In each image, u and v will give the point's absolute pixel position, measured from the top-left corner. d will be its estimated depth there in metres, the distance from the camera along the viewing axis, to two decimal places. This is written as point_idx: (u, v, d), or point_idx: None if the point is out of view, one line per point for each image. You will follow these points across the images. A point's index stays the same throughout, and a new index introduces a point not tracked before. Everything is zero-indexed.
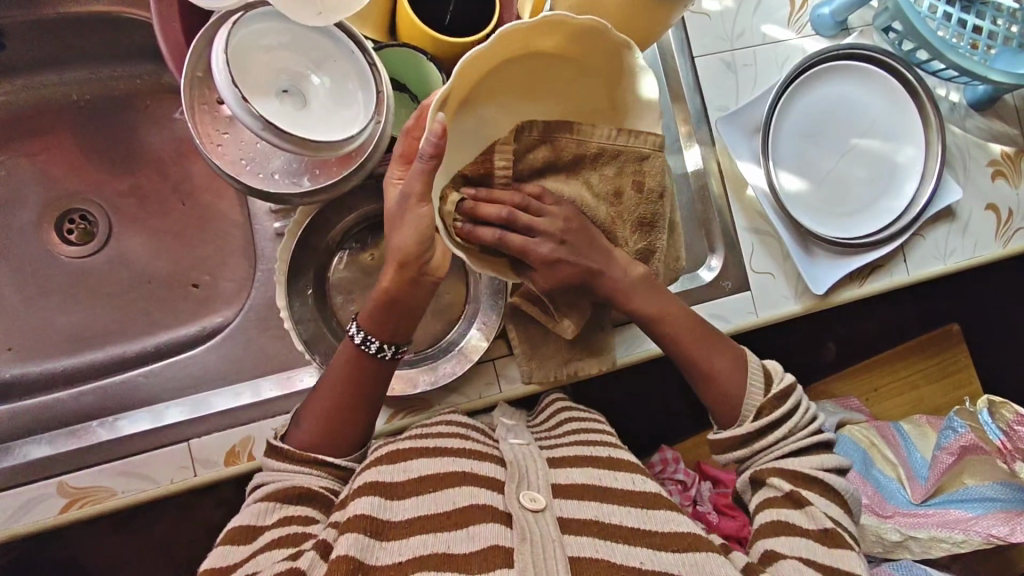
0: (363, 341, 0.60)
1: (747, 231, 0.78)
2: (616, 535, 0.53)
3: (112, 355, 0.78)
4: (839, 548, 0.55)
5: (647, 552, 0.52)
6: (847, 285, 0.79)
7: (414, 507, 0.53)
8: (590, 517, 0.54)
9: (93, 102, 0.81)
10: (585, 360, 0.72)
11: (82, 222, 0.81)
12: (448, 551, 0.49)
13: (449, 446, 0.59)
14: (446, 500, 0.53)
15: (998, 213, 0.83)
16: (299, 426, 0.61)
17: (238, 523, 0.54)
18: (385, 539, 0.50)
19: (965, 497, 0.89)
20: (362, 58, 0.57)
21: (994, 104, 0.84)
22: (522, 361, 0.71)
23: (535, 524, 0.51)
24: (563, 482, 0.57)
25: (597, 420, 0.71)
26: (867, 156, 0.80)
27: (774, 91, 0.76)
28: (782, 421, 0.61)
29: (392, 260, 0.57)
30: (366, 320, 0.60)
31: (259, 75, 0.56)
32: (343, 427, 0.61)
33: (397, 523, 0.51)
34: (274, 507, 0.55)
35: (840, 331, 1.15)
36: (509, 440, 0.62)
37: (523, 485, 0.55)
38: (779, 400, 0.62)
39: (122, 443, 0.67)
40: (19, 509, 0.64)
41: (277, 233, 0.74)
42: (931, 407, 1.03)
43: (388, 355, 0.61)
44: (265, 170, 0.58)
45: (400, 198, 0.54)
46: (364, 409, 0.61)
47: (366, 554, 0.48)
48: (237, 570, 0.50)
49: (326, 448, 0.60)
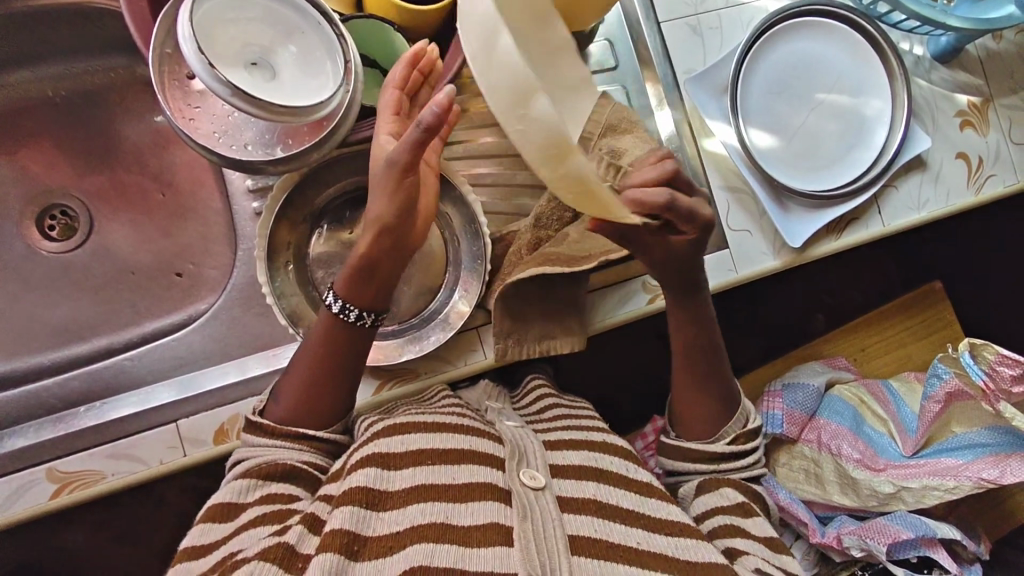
0: (341, 310, 0.59)
1: (722, 189, 0.79)
2: (613, 515, 0.53)
3: (98, 347, 0.78)
4: (782, 552, 0.58)
5: (642, 534, 0.53)
6: (823, 238, 0.80)
7: (413, 477, 0.53)
8: (588, 495, 0.54)
9: (68, 97, 0.82)
10: (560, 334, 0.72)
11: (63, 218, 0.82)
12: (449, 521, 0.50)
13: (451, 424, 0.60)
14: (446, 474, 0.53)
15: (969, 161, 0.84)
16: (278, 399, 0.61)
17: (218, 500, 0.54)
18: (381, 509, 0.50)
19: (954, 445, 0.90)
20: (330, 29, 0.58)
21: (957, 55, 0.86)
22: (500, 336, 0.69)
23: (536, 500, 0.51)
24: (559, 462, 0.58)
25: (586, 408, 0.73)
26: (835, 111, 0.81)
27: (739, 49, 0.78)
28: (747, 454, 0.67)
29: (371, 224, 0.55)
30: (343, 288, 0.59)
31: (229, 46, 0.56)
32: (323, 399, 0.61)
33: (394, 492, 0.52)
34: (256, 484, 0.55)
35: (825, 297, 1.16)
36: (503, 421, 0.64)
37: (523, 463, 0.56)
38: (750, 436, 0.68)
39: (110, 428, 0.67)
40: (10, 497, 0.64)
41: (256, 213, 0.74)
42: (919, 363, 1.04)
43: (366, 324, 0.60)
44: (239, 141, 0.59)
45: (386, 164, 0.53)
46: (342, 383, 0.62)
47: (361, 526, 0.49)
48: (217, 550, 0.50)
49: (304, 418, 0.60)
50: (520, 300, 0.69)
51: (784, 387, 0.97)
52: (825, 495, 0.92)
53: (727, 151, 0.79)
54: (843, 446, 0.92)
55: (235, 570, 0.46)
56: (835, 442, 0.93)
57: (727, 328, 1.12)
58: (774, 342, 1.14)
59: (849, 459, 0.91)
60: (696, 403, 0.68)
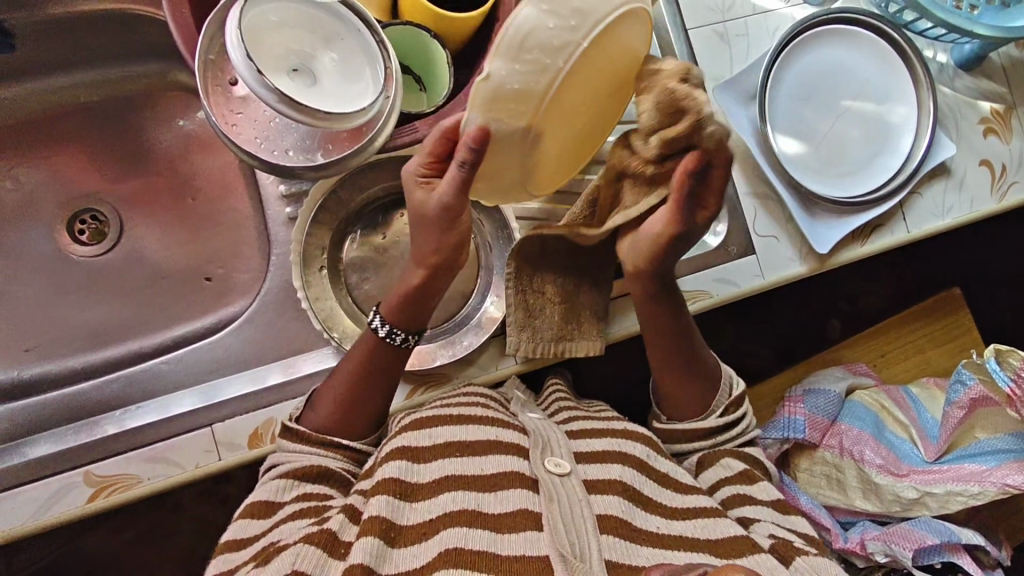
0: (388, 334, 0.61)
1: (749, 195, 0.80)
2: (635, 500, 0.53)
3: (129, 350, 0.78)
4: (791, 514, 0.59)
5: (661, 520, 0.53)
6: (848, 245, 0.81)
7: (441, 468, 0.53)
8: (613, 478, 0.54)
9: (100, 103, 0.82)
10: (576, 337, 0.72)
11: (94, 222, 0.82)
12: (479, 509, 0.49)
13: (476, 414, 0.60)
14: (475, 465, 0.53)
15: (992, 168, 0.85)
16: (316, 408, 0.62)
17: (256, 498, 0.55)
18: (412, 500, 0.51)
19: (978, 451, 0.89)
20: (371, 36, 0.59)
21: (981, 63, 0.86)
22: (514, 329, 0.68)
23: (562, 486, 0.50)
24: (583, 450, 0.58)
25: (606, 411, 0.72)
26: (861, 118, 0.82)
27: (768, 57, 0.78)
28: (735, 424, 0.67)
29: (421, 262, 0.58)
30: (388, 312, 0.61)
31: (272, 53, 0.57)
32: (362, 411, 0.62)
33: (424, 482, 0.52)
34: (291, 485, 0.56)
35: (843, 303, 1.16)
36: (526, 413, 0.63)
37: (548, 451, 0.55)
38: (736, 405, 0.68)
39: (144, 432, 0.68)
40: (48, 500, 0.64)
41: (290, 218, 0.74)
42: (939, 369, 1.04)
43: (411, 345, 0.62)
44: (280, 147, 0.59)
45: (439, 207, 0.53)
46: (382, 397, 0.63)
47: (396, 515, 0.49)
48: (256, 543, 0.50)
49: (343, 432, 0.61)
50: (537, 292, 0.69)
51: (806, 392, 0.97)
52: (847, 501, 0.93)
53: (754, 154, 0.79)
54: (865, 453, 0.92)
55: (277, 554, 0.46)
56: (857, 447, 0.92)
57: (747, 333, 1.13)
58: (793, 348, 1.14)
59: (872, 465, 0.91)
60: (673, 387, 0.68)
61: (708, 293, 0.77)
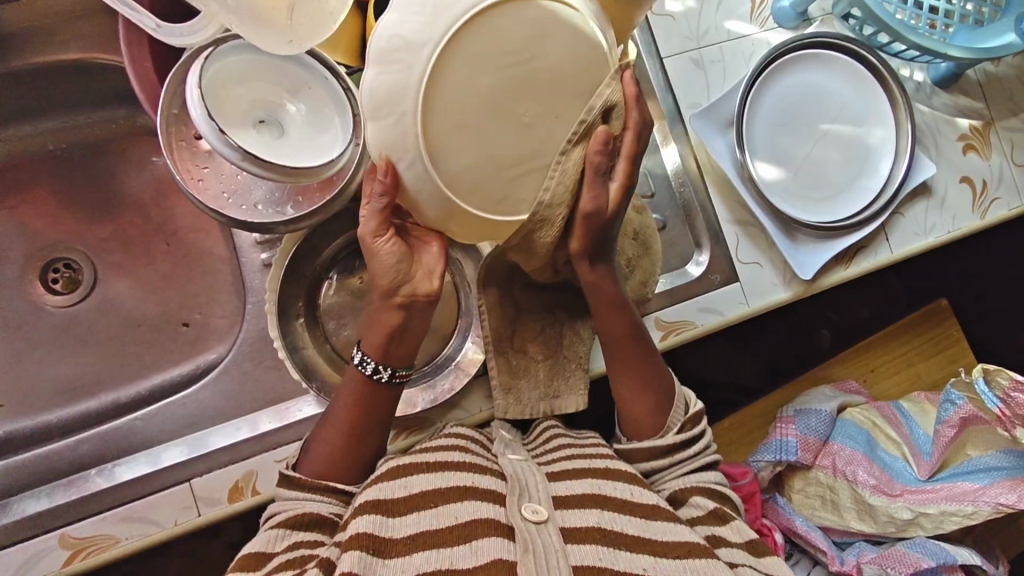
0: (359, 361, 0.59)
1: (730, 222, 0.79)
2: (617, 543, 0.51)
3: (107, 402, 0.77)
4: (766, 555, 0.56)
5: (650, 560, 0.50)
6: (833, 268, 0.80)
7: (419, 521, 0.51)
8: (592, 524, 0.52)
9: (70, 150, 0.81)
10: (566, 393, 0.71)
11: (67, 271, 0.81)
12: (452, 567, 0.47)
13: (454, 460, 0.58)
14: (450, 514, 0.51)
15: (973, 185, 0.84)
16: (310, 452, 0.60)
17: (249, 549, 0.52)
18: (388, 556, 0.48)
19: (972, 468, 0.88)
20: (338, 84, 0.58)
21: (957, 80, 0.86)
22: (500, 390, 0.68)
23: (537, 534, 0.49)
24: (564, 492, 0.56)
25: (593, 436, 0.69)
26: (838, 141, 0.82)
27: (743, 84, 0.78)
28: (697, 441, 0.65)
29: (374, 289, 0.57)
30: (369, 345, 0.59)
31: (236, 106, 0.56)
32: (356, 454, 0.60)
33: (399, 538, 0.50)
34: (283, 535, 0.53)
35: (833, 316, 1.15)
36: (507, 455, 0.62)
37: (525, 498, 0.54)
38: (696, 420, 0.66)
39: (123, 489, 0.66)
40: (23, 565, 0.63)
41: (265, 264, 0.75)
42: (929, 383, 1.02)
43: (383, 379, 0.60)
44: (248, 201, 0.58)
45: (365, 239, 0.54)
46: (376, 438, 0.61)
47: (368, 572, 0.46)
48: None
49: (337, 473, 0.59)
50: (519, 353, 0.70)
51: (797, 412, 0.95)
52: (843, 522, 0.91)
53: (733, 180, 0.78)
54: (859, 473, 0.91)
55: None
56: (850, 468, 0.92)
57: (737, 351, 1.12)
58: (783, 363, 1.14)
59: (865, 486, 0.90)
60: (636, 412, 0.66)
61: (691, 323, 0.77)
